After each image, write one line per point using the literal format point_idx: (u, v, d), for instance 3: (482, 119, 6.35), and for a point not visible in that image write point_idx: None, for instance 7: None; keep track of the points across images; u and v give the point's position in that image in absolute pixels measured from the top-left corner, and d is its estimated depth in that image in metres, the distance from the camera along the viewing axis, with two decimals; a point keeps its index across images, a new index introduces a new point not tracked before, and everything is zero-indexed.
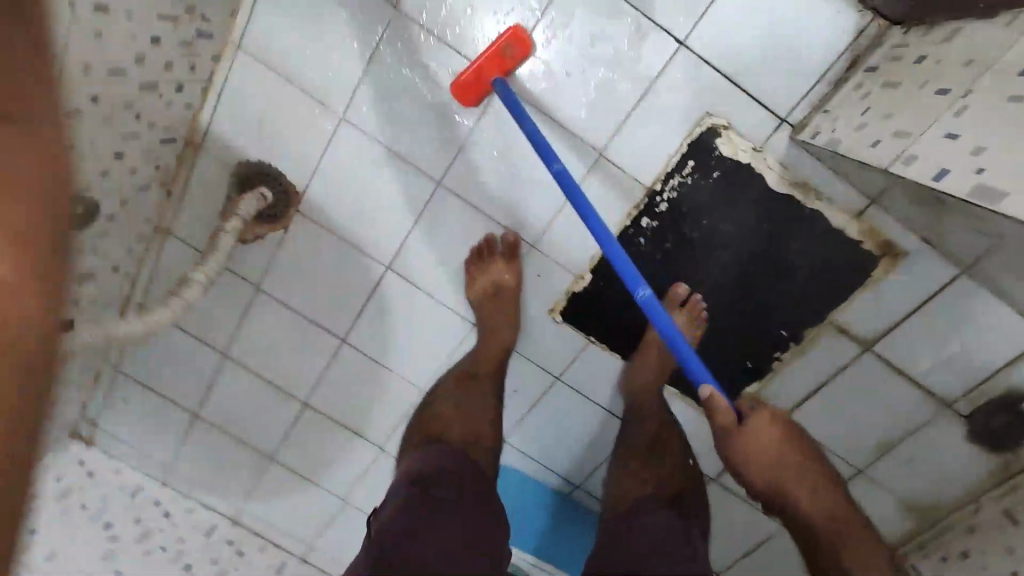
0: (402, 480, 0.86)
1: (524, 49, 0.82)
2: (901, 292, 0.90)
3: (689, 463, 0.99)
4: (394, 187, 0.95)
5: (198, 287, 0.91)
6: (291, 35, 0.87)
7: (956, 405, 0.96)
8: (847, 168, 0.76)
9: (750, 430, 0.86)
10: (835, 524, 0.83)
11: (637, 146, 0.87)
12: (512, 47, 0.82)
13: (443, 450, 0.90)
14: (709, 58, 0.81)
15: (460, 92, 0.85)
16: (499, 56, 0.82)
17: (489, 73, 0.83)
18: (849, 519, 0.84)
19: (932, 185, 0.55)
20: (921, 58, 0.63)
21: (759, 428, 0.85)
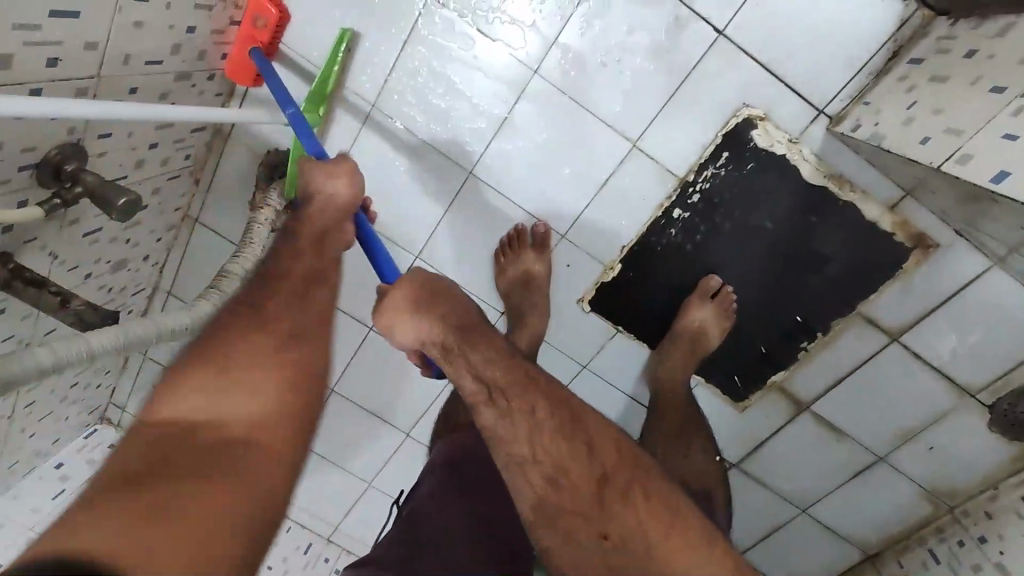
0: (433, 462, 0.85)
1: (270, 15, 0.82)
2: (932, 284, 0.90)
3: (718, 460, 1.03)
4: (424, 178, 0.95)
5: None
6: (323, 24, 0.86)
7: (978, 395, 0.97)
8: (888, 161, 0.76)
9: (391, 310, 0.76)
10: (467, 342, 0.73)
11: (671, 136, 0.86)
12: (261, 17, 0.83)
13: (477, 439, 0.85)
14: (748, 49, 0.80)
15: (233, 68, 0.85)
16: (250, 27, 0.83)
17: (247, 47, 0.84)
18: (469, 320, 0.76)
19: (989, 186, 0.53)
20: (973, 51, 0.61)
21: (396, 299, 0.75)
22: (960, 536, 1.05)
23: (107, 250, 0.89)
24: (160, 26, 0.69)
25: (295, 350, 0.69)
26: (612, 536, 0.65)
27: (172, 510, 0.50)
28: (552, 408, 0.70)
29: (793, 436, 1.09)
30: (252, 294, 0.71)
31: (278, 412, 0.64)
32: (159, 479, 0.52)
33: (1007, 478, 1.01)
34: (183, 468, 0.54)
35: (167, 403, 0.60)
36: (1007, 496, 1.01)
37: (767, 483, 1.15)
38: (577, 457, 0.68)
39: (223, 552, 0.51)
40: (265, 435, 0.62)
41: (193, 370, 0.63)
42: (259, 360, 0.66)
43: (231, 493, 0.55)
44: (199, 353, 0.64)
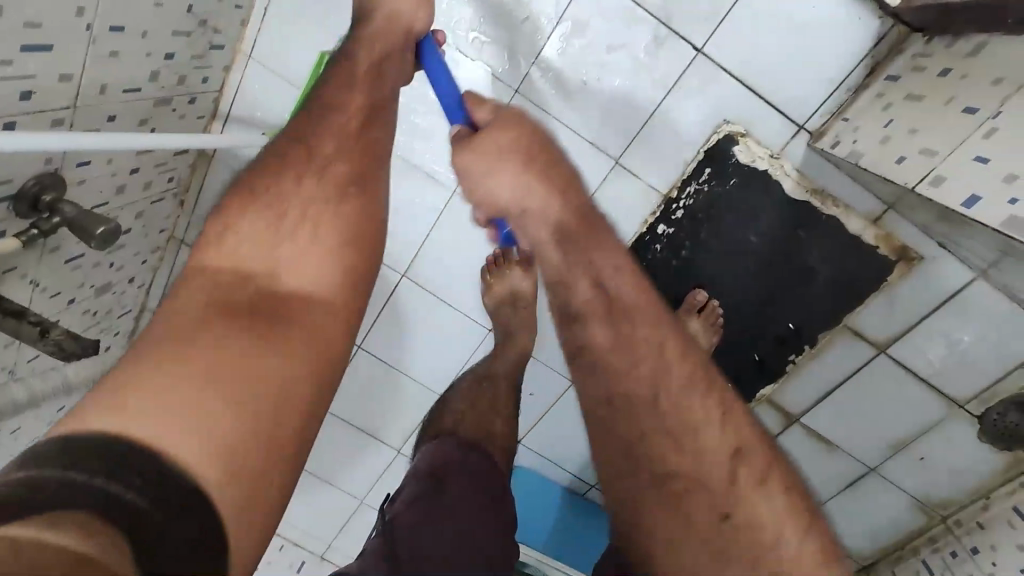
0: (413, 476, 0.82)
1: None
2: (917, 296, 0.90)
3: None
4: (409, 198, 0.95)
5: None
6: (304, 46, 0.86)
7: (967, 405, 0.97)
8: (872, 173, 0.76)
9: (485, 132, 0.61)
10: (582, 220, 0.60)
11: (654, 153, 0.86)
12: None
13: (455, 444, 0.85)
14: (727, 66, 0.80)
15: None
16: None
17: None
18: (578, 220, 0.60)
19: (962, 211, 0.53)
20: (946, 71, 0.62)
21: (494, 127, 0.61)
22: (952, 547, 1.05)
23: (91, 275, 0.88)
24: (137, 55, 0.69)
25: (349, 216, 0.62)
26: (736, 515, 0.54)
27: (220, 372, 0.46)
28: (684, 373, 0.58)
29: (784, 448, 1.09)
30: (309, 125, 0.63)
31: (336, 279, 0.59)
32: (208, 332, 0.49)
33: (998, 488, 1.01)
34: (234, 322, 0.51)
35: (222, 245, 0.56)
36: (998, 506, 1.01)
37: None
38: (710, 421, 0.56)
39: (281, 424, 0.48)
40: (320, 300, 0.57)
41: (248, 205, 0.58)
42: (320, 216, 0.60)
43: (285, 359, 0.51)
44: (256, 184, 0.59)
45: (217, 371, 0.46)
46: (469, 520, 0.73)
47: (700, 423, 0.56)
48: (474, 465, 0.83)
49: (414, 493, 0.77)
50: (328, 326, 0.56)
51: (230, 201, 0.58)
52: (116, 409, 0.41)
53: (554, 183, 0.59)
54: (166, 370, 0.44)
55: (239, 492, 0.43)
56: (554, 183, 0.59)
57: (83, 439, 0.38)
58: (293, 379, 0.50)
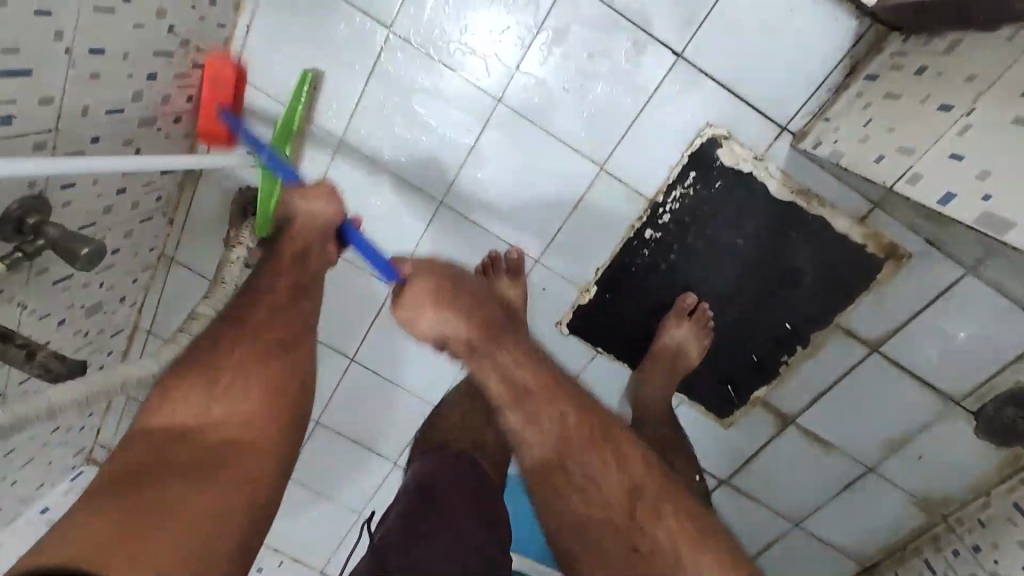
0: (405, 490, 0.81)
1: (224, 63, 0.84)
2: (907, 293, 0.90)
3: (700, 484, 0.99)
4: (396, 210, 0.95)
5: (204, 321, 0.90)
6: (287, 62, 0.86)
7: (963, 403, 0.96)
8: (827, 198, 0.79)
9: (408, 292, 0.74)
10: (489, 326, 0.70)
11: (637, 158, 0.87)
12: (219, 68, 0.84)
13: (445, 456, 0.85)
14: (707, 69, 0.80)
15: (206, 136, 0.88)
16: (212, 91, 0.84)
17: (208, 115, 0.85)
18: (480, 307, 0.72)
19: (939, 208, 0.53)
20: (922, 68, 0.62)
21: (412, 289, 0.73)
22: (954, 546, 1.04)
23: (79, 296, 0.88)
24: (119, 76, 0.70)
25: (279, 367, 0.72)
26: (642, 547, 0.61)
27: (160, 508, 0.54)
28: (579, 416, 0.66)
29: (780, 450, 1.08)
30: (246, 296, 0.76)
31: (267, 425, 0.67)
32: (149, 481, 0.56)
33: (997, 485, 1.00)
34: (173, 468, 0.58)
35: (161, 410, 0.63)
36: (1000, 504, 1.00)
37: (759, 498, 1.14)
38: (608, 467, 0.64)
39: (207, 549, 0.54)
40: (249, 442, 0.65)
41: (183, 378, 0.66)
42: (253, 373, 0.69)
43: (217, 495, 0.58)
44: (189, 362, 0.68)
45: (156, 509, 0.53)
46: (464, 529, 0.73)
47: (592, 466, 0.64)
48: (466, 476, 0.82)
49: (406, 505, 0.77)
50: (261, 465, 0.64)
51: (168, 376, 0.66)
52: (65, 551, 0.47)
53: (461, 305, 0.71)
54: (109, 517, 0.51)
55: None
56: (464, 302, 0.72)
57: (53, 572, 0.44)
58: (225, 510, 0.58)
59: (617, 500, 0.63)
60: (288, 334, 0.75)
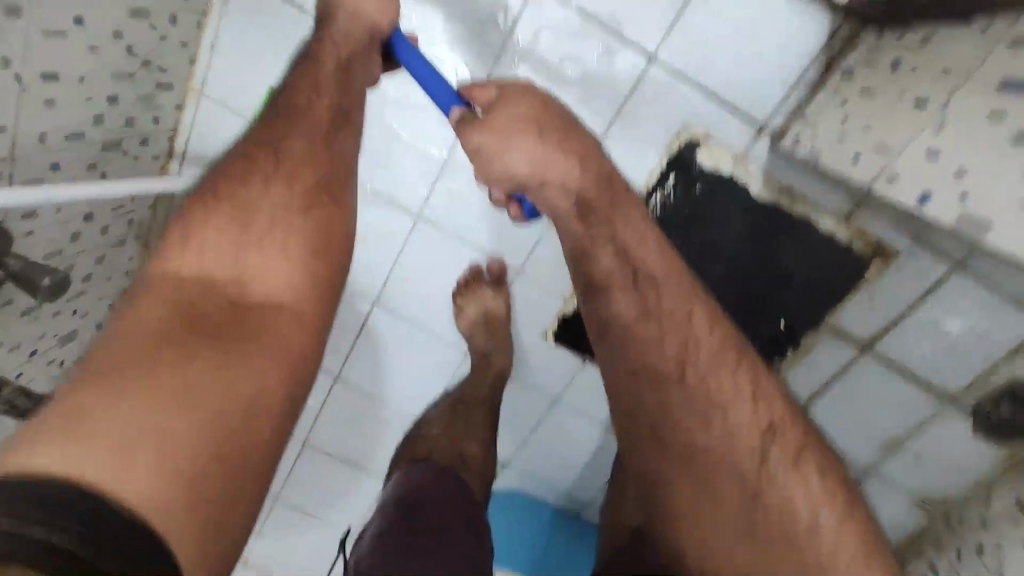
0: (383, 508, 0.80)
1: None
2: (897, 290, 0.88)
3: None
4: (372, 224, 0.93)
5: None
6: (255, 80, 0.85)
7: (959, 399, 0.93)
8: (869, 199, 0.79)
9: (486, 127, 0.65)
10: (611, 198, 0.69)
11: (615, 164, 0.85)
12: None
13: (424, 470, 0.86)
14: (681, 71, 0.79)
15: None
16: None
17: None
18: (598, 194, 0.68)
19: None
20: (898, 63, 0.59)
21: (501, 114, 0.64)
22: (957, 545, 1.01)
23: (52, 325, 0.87)
24: (76, 102, 0.68)
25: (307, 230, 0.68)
26: (768, 498, 0.66)
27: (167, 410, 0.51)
28: (711, 335, 0.69)
29: None
30: (253, 158, 0.68)
31: (286, 317, 0.64)
32: (163, 368, 0.53)
33: (999, 480, 0.97)
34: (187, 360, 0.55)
35: (192, 254, 0.62)
36: (1001, 501, 0.96)
37: None
38: (739, 399, 0.68)
39: (229, 441, 0.54)
40: (263, 347, 0.61)
41: (207, 210, 0.65)
42: (278, 217, 0.67)
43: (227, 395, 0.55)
44: (213, 187, 0.67)
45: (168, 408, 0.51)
46: (449, 533, 0.72)
47: (734, 406, 0.67)
48: (444, 487, 0.82)
49: (386, 522, 0.75)
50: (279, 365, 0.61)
51: (197, 199, 0.66)
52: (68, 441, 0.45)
53: (573, 149, 0.66)
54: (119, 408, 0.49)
55: (184, 494, 0.48)
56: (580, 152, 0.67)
57: (45, 480, 0.41)
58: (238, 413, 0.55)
59: (746, 449, 0.67)
60: (315, 183, 0.70)
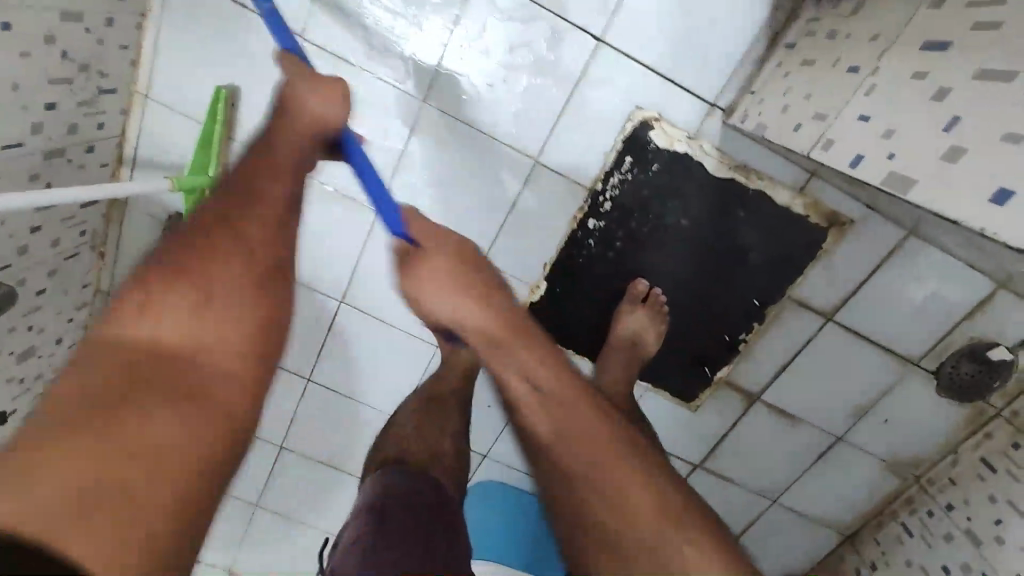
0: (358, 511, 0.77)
1: None
2: (854, 258, 0.90)
3: None
4: (332, 223, 0.92)
5: None
6: (201, 80, 0.83)
7: (921, 362, 0.97)
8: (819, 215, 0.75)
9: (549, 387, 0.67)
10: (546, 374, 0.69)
11: (571, 149, 0.85)
12: None
13: (400, 473, 0.81)
14: (630, 52, 0.79)
15: None
16: None
17: None
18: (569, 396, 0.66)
19: (848, 172, 0.51)
20: (833, 32, 0.61)
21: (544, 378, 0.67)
22: (928, 506, 1.04)
23: (6, 342, 0.84)
24: (11, 110, 0.66)
25: (213, 313, 0.54)
26: None
27: (155, 465, 0.45)
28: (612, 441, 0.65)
29: (749, 429, 1.08)
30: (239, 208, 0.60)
31: (234, 344, 0.55)
32: (127, 452, 0.44)
33: (964, 441, 1.02)
34: (103, 467, 0.42)
35: (158, 413, 0.47)
36: (967, 459, 1.01)
37: (736, 477, 1.13)
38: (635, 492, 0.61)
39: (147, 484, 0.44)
40: (191, 431, 0.48)
41: (119, 395, 0.46)
42: (222, 312, 0.54)
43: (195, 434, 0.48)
44: (128, 344, 0.49)
45: (155, 458, 0.45)
46: (431, 544, 0.70)
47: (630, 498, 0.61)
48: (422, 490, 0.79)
49: (361, 530, 0.72)
50: (197, 433, 0.49)
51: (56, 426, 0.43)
52: (64, 524, 0.38)
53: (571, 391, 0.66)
54: (99, 511, 0.41)
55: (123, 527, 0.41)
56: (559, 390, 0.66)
57: None
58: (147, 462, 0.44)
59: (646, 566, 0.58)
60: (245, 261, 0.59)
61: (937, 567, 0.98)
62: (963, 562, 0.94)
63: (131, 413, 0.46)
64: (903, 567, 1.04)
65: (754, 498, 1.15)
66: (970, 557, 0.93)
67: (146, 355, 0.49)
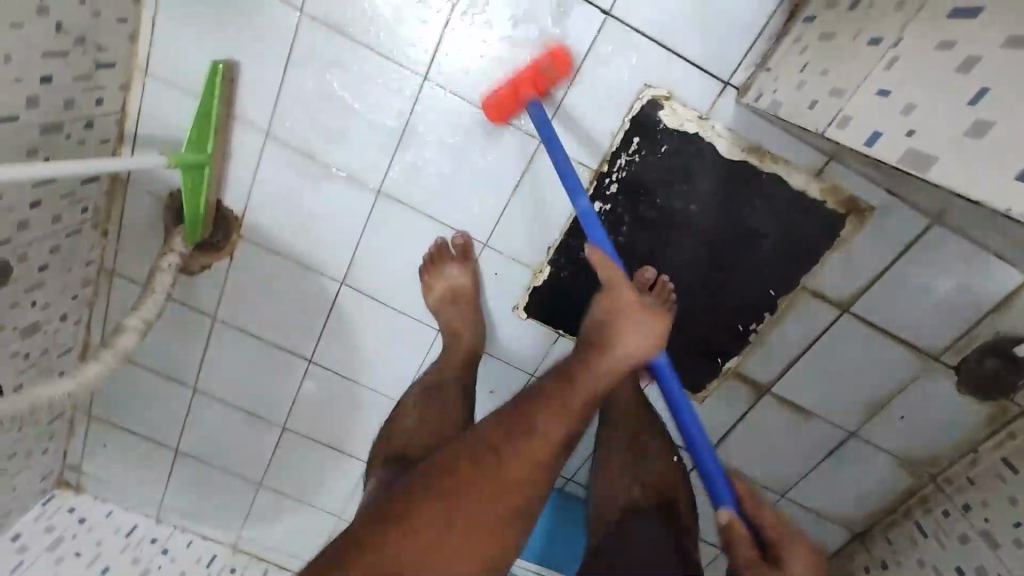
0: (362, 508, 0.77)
1: None
2: (874, 247, 0.86)
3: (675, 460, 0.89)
4: (333, 204, 0.91)
5: (134, 334, 0.87)
6: (199, 56, 0.81)
7: (942, 357, 0.93)
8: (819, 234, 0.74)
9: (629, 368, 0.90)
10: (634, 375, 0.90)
11: (576, 129, 0.82)
12: None
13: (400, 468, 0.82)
14: (639, 26, 0.75)
15: None
16: None
17: None
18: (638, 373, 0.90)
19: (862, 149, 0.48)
20: (855, 3, 0.57)
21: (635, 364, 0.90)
22: (945, 506, 1.00)
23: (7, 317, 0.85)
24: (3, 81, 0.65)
25: (475, 480, 0.67)
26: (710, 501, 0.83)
27: (408, 551, 0.61)
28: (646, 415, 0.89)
29: (758, 422, 1.04)
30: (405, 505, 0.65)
31: (472, 453, 0.68)
32: (385, 556, 0.61)
33: (985, 440, 0.98)
34: (383, 555, 0.61)
35: (377, 539, 0.62)
36: (987, 459, 0.97)
37: (743, 473, 1.10)
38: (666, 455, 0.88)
39: None
40: (399, 523, 0.63)
41: (409, 508, 0.64)
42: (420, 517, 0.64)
43: (403, 563, 0.61)
44: (427, 460, 0.69)
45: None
46: None
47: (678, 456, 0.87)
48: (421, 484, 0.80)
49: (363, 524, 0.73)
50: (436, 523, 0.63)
51: (383, 517, 0.64)
52: None
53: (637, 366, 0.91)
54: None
55: None
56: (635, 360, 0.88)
57: None
58: (407, 532, 0.63)
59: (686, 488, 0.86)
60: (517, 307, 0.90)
61: (952, 569, 0.94)
62: (978, 564, 0.90)
63: (448, 496, 0.65)
64: (916, 567, 1.00)
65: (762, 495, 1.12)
66: (986, 561, 0.90)
67: (423, 480, 0.67)
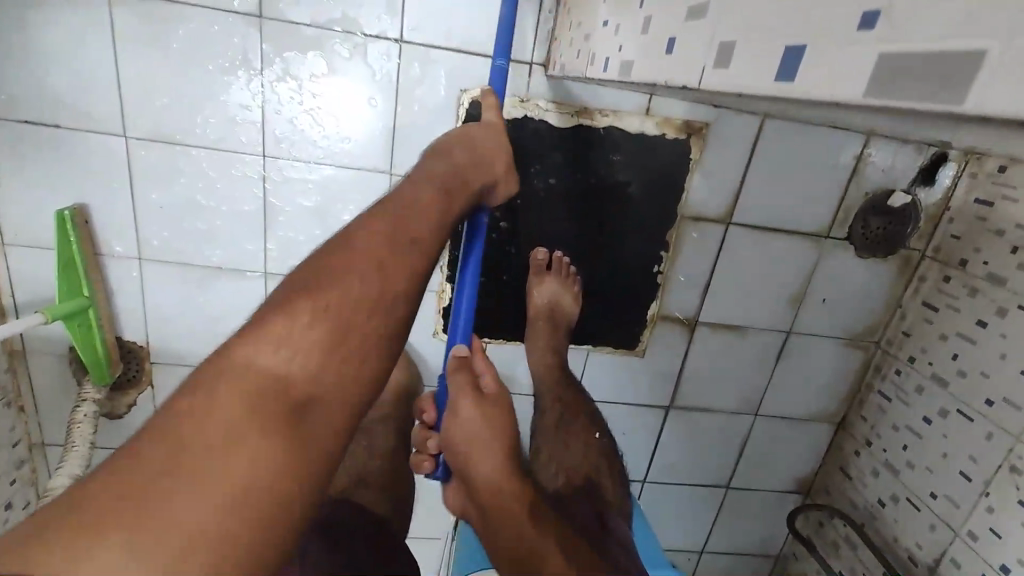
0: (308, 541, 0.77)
1: None
2: (724, 158, 0.91)
3: (598, 437, 0.90)
4: (228, 301, 0.92)
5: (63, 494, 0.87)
6: (48, 210, 0.84)
7: (832, 234, 0.98)
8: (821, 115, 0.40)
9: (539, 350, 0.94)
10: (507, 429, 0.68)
11: (418, 154, 0.86)
12: None
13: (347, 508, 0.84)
14: (433, 41, 0.80)
15: None
16: None
17: None
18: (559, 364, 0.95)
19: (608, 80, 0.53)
20: None
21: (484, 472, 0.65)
22: (893, 366, 1.04)
23: None
24: None
25: (330, 379, 0.43)
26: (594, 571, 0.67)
27: (329, 371, 0.43)
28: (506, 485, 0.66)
29: (702, 356, 1.07)
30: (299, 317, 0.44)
31: (342, 306, 0.45)
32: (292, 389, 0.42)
33: (904, 293, 1.02)
34: (219, 438, 0.38)
35: (226, 394, 0.40)
36: (912, 309, 1.01)
37: (710, 408, 1.11)
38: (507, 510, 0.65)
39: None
40: (350, 327, 0.44)
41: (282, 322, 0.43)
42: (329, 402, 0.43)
43: (231, 512, 0.37)
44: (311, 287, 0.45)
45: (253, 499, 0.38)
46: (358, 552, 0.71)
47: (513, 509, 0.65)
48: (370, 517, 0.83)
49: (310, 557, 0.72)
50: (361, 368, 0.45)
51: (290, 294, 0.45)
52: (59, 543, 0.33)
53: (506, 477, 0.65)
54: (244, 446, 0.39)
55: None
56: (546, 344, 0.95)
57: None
58: (317, 365, 0.43)
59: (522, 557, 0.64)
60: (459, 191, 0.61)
61: (920, 420, 0.97)
62: (939, 407, 0.94)
63: (306, 340, 0.43)
64: (893, 431, 1.03)
65: (735, 424, 1.13)
66: (945, 401, 0.93)
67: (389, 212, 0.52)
